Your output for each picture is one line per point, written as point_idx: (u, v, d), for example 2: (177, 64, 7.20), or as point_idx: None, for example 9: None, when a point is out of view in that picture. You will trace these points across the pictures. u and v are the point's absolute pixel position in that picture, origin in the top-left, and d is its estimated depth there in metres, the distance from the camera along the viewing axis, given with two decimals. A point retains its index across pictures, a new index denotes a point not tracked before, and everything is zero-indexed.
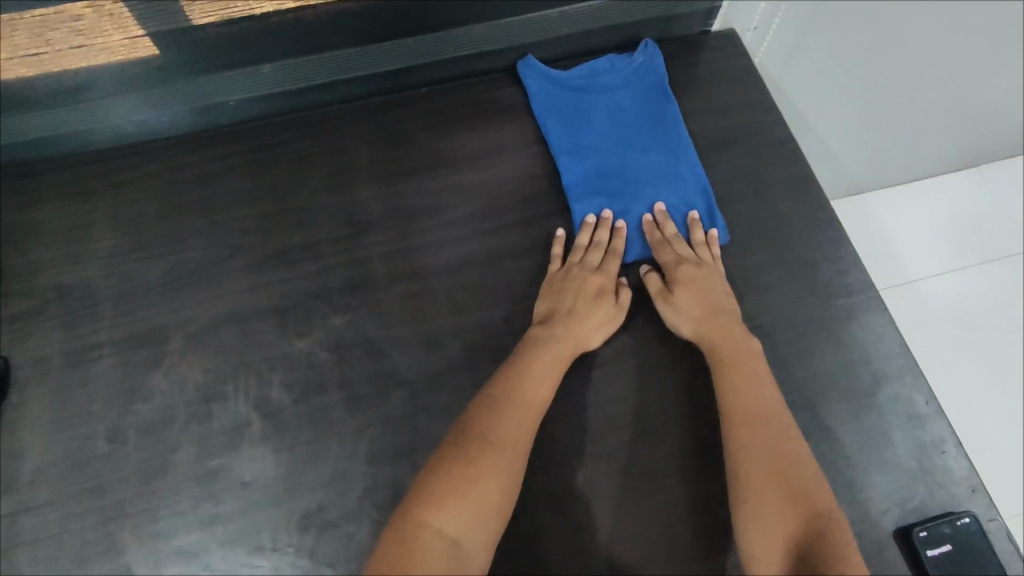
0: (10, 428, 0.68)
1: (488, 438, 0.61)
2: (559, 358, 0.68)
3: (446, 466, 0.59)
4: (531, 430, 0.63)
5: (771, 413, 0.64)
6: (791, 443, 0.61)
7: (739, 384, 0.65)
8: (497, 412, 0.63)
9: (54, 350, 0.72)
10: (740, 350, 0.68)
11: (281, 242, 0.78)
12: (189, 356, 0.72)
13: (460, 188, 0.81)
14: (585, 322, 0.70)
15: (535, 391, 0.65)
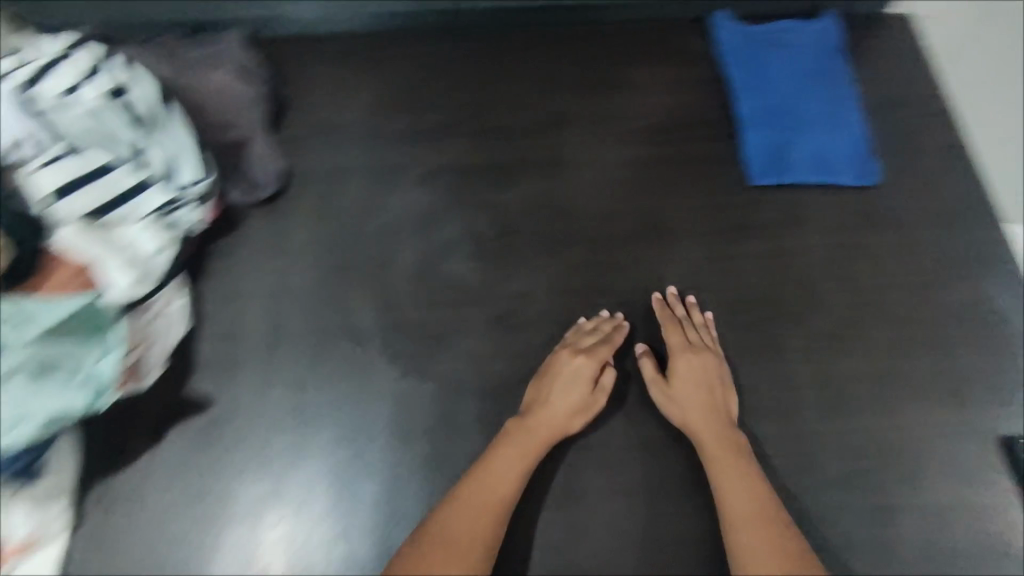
0: (285, 213, 0.88)
1: (450, 535, 0.65)
2: (526, 455, 0.71)
3: (412, 551, 0.64)
4: (507, 505, 0.69)
5: (750, 498, 0.69)
6: (769, 526, 0.67)
7: (729, 501, 0.69)
8: (452, 512, 0.67)
9: (320, 166, 0.92)
10: (723, 461, 0.71)
11: (496, 122, 0.95)
12: (419, 187, 0.90)
13: (647, 108, 0.96)
14: (563, 403, 0.74)
15: (506, 471, 0.70)
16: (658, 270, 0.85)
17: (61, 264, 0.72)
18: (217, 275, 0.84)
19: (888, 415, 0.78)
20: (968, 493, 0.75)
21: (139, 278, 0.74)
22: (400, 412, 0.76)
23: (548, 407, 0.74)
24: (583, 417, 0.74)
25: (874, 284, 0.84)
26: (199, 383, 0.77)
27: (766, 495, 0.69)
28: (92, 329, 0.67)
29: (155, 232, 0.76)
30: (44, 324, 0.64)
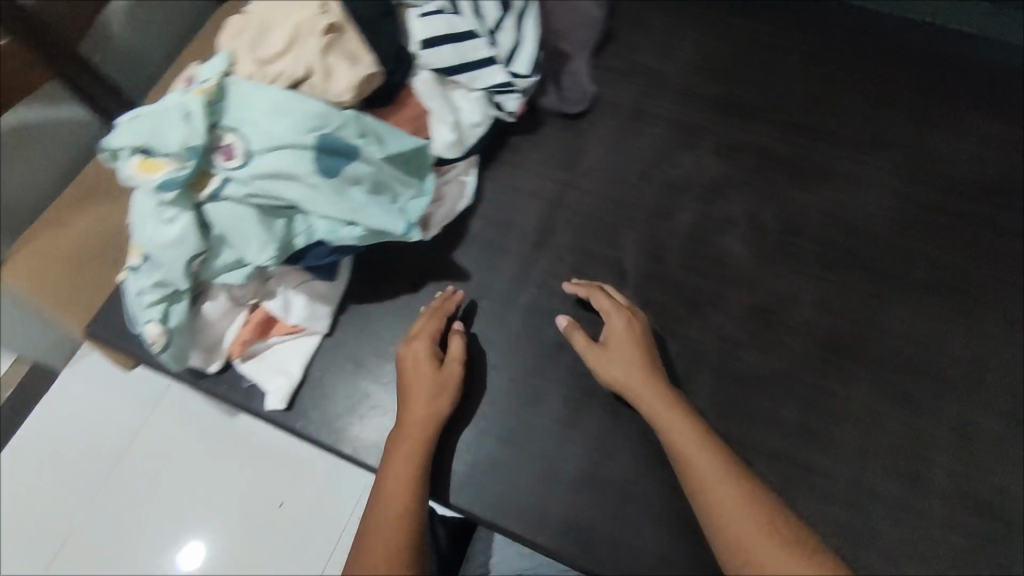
0: (582, 133, 0.90)
1: (373, 531, 0.62)
2: (417, 444, 0.68)
3: (364, 543, 0.62)
4: (416, 506, 0.64)
5: (717, 465, 0.62)
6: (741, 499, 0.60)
7: (691, 468, 0.63)
8: (371, 517, 0.64)
9: (627, 102, 0.92)
10: (700, 453, 0.63)
11: (813, 120, 0.90)
12: (716, 157, 0.88)
13: (989, 158, 0.86)
14: (418, 401, 0.70)
15: (399, 485, 0.65)
16: (945, 331, 0.77)
17: (410, 105, 0.78)
18: (507, 167, 0.88)
19: None
20: None
21: (455, 141, 0.79)
22: None
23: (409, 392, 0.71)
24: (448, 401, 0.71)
25: None
26: (465, 256, 0.82)
27: (747, 484, 0.61)
28: (415, 168, 0.74)
29: (478, 106, 0.82)
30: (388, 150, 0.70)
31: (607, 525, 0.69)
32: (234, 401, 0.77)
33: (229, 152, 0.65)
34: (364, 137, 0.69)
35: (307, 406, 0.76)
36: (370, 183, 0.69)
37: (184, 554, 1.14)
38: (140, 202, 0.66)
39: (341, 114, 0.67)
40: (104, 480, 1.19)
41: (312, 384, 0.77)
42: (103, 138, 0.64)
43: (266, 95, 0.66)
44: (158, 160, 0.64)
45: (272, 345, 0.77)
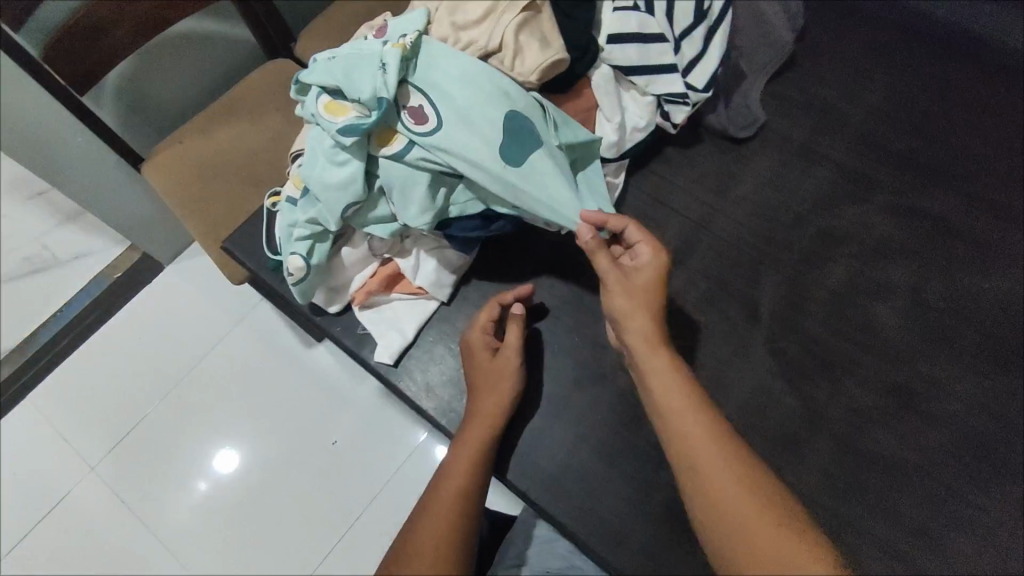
0: (743, 159, 0.85)
1: (421, 519, 0.64)
2: (484, 441, 0.69)
3: (410, 531, 0.63)
4: (465, 498, 0.65)
5: (727, 466, 0.54)
6: (753, 506, 0.52)
7: (677, 425, 0.57)
8: (423, 505, 0.66)
9: (797, 136, 0.87)
10: (722, 486, 0.53)
11: (1004, 199, 0.81)
12: (886, 215, 0.81)
13: None
14: (485, 383, 0.71)
15: (453, 475, 0.66)
16: None
17: (581, 96, 0.77)
18: (656, 178, 0.85)
19: None
20: None
21: (615, 142, 0.77)
22: (749, 405, 0.73)
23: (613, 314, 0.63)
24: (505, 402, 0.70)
25: None
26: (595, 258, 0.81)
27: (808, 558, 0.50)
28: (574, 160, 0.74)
29: (644, 111, 0.79)
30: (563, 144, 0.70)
31: (682, 565, 0.68)
32: (345, 344, 0.79)
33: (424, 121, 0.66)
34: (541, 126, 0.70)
35: (413, 367, 0.78)
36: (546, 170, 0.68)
37: (220, 457, 1.22)
38: (317, 140, 0.67)
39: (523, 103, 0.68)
40: (198, 381, 1.27)
41: (421, 348, 0.79)
42: (300, 73, 0.67)
43: (456, 62, 0.67)
44: (350, 106, 0.65)
45: (392, 302, 0.78)
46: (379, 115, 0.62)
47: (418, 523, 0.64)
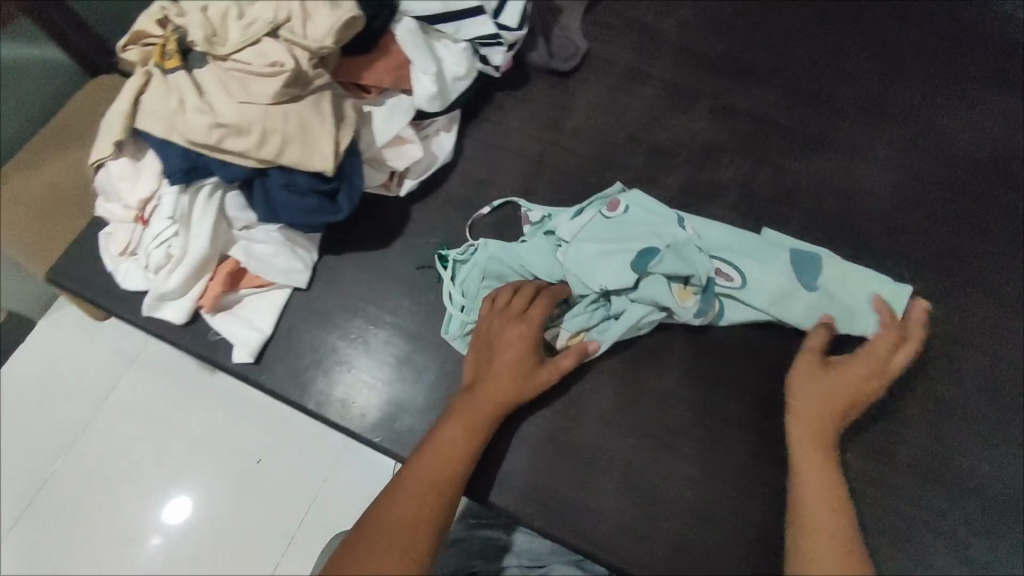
0: (570, 91, 0.87)
1: (393, 504, 0.60)
2: (472, 429, 0.66)
3: (378, 518, 0.60)
4: (455, 489, 0.63)
5: (830, 483, 0.63)
6: (829, 507, 0.61)
7: (804, 473, 0.64)
8: (398, 489, 0.62)
9: (619, 59, 0.88)
10: (818, 493, 0.62)
11: (813, 87, 0.86)
12: (710, 119, 0.84)
13: (982, 134, 0.84)
14: (508, 369, 0.67)
15: (445, 459, 0.64)
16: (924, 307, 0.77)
17: (389, 54, 0.74)
18: (490, 125, 0.86)
19: None
20: None
21: (436, 95, 0.76)
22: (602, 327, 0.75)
23: (807, 390, 0.68)
24: (515, 403, 0.67)
25: None
26: (443, 213, 0.81)
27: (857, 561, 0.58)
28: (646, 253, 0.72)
29: (461, 58, 0.78)
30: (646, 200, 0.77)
31: (561, 484, 0.71)
32: (197, 351, 0.75)
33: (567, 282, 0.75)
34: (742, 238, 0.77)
35: (275, 360, 0.75)
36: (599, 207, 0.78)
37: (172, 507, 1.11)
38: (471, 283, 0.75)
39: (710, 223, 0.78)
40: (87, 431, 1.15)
41: (280, 339, 0.76)
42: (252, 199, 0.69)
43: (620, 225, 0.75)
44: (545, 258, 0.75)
45: (242, 299, 0.76)
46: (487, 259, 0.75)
47: (391, 497, 0.61)
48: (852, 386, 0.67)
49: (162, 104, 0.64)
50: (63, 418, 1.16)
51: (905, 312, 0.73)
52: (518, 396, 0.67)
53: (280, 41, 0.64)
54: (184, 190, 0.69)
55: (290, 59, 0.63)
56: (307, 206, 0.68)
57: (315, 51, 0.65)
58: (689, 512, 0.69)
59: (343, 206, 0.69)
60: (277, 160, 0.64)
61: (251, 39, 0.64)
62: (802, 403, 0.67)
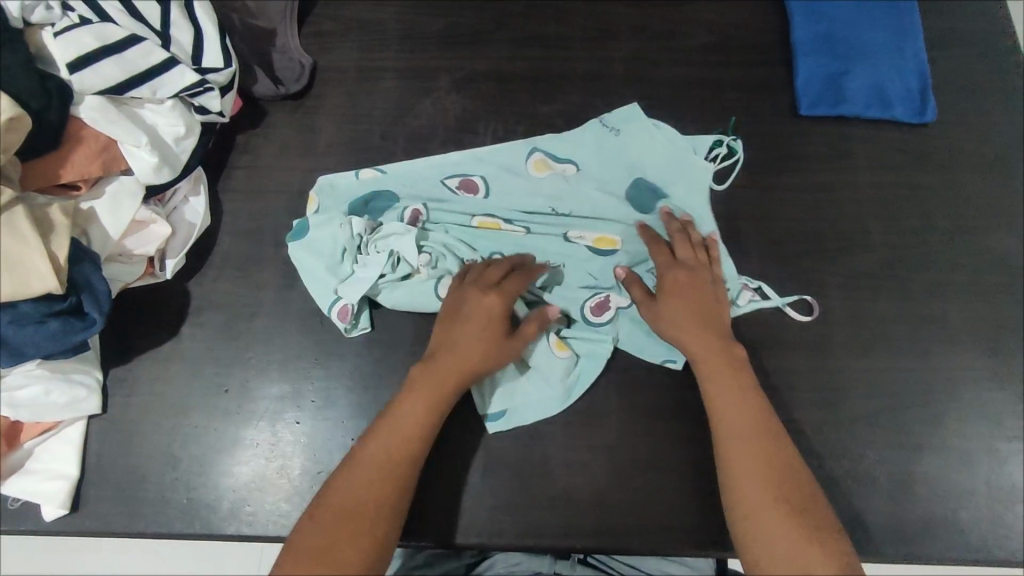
0: (310, 112, 0.84)
1: (329, 503, 0.58)
2: (408, 432, 0.63)
3: (319, 523, 0.57)
4: (392, 496, 0.60)
5: (752, 423, 0.63)
6: (776, 449, 0.61)
7: (725, 430, 0.64)
8: (334, 483, 0.60)
9: (348, 63, 0.86)
10: (721, 394, 0.65)
11: (539, 29, 0.89)
12: (454, 94, 0.85)
13: (698, 23, 0.90)
14: (473, 337, 0.67)
15: (389, 446, 0.61)
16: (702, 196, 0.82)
17: (83, 140, 0.67)
18: (242, 171, 0.81)
19: (920, 355, 0.77)
20: (986, 435, 0.75)
21: (159, 163, 0.70)
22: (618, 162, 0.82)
23: (671, 306, 0.70)
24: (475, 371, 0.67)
25: (916, 224, 0.82)
26: (223, 278, 0.76)
27: (784, 450, 0.62)
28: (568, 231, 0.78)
29: (175, 116, 0.72)
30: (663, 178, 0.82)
31: (436, 495, 0.70)
32: (2, 527, 0.67)
33: (466, 189, 0.80)
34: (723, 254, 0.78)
35: (94, 501, 0.68)
36: (595, 172, 0.82)
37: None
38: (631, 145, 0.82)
39: (693, 183, 0.81)
40: None
41: (92, 475, 0.69)
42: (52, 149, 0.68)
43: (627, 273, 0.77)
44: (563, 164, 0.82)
45: (32, 452, 0.68)
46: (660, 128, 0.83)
47: (322, 503, 0.59)
48: (701, 285, 0.71)
49: None
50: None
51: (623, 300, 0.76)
52: (446, 403, 0.65)
53: None
54: None
55: None
56: (50, 332, 0.62)
57: None
58: (556, 468, 0.71)
59: (94, 314, 0.63)
60: None
61: None
62: (687, 330, 0.68)
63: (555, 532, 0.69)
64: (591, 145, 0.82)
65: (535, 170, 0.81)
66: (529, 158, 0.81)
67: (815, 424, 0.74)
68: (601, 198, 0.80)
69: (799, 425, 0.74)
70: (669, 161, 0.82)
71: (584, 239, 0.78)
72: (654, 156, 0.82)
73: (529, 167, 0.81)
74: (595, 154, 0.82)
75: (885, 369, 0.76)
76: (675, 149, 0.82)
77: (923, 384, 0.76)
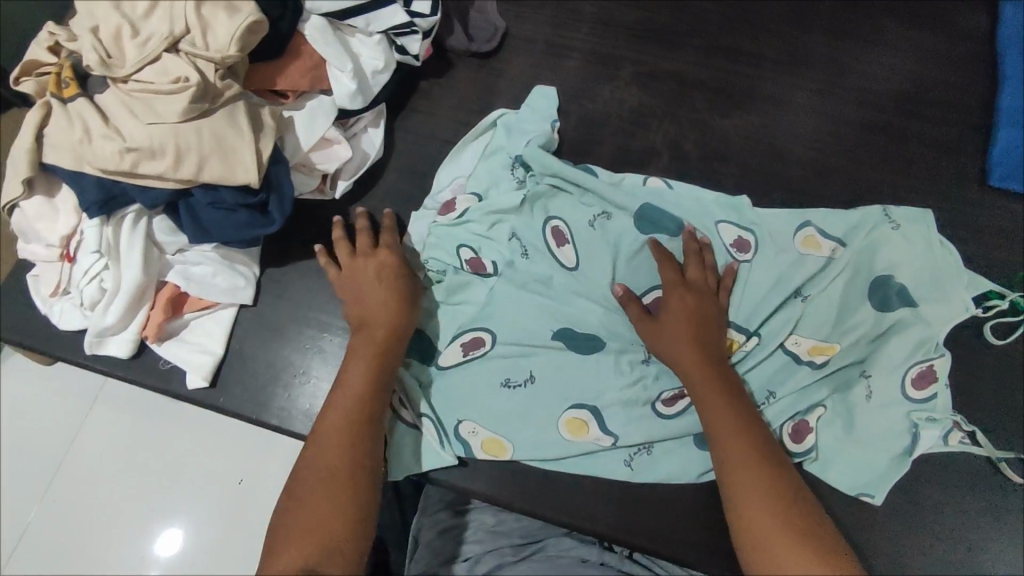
0: (493, 73, 0.86)
1: (305, 474, 0.60)
2: (369, 364, 0.65)
3: (293, 499, 0.59)
4: (361, 450, 0.61)
5: (745, 441, 0.62)
6: (762, 462, 0.61)
7: (722, 443, 0.63)
8: (308, 450, 0.62)
9: (538, 35, 0.88)
10: (736, 438, 0.62)
11: (730, 41, 0.88)
12: (632, 88, 0.86)
13: (896, 68, 0.86)
14: (385, 291, 0.69)
15: (346, 392, 0.64)
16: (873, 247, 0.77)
17: (301, 56, 0.72)
18: (419, 114, 0.84)
19: None
20: None
21: (356, 91, 0.74)
22: (848, 226, 0.78)
23: (671, 310, 0.70)
24: (377, 299, 0.69)
25: None
26: (383, 209, 0.80)
27: (770, 463, 0.61)
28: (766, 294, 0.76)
29: (378, 50, 0.76)
30: (890, 275, 0.76)
31: (537, 464, 0.73)
32: (149, 384, 0.74)
33: (736, 246, 0.78)
34: (934, 374, 0.72)
35: (231, 382, 0.73)
36: (859, 268, 0.76)
37: (162, 538, 1.02)
38: (880, 236, 0.77)
39: (947, 308, 0.74)
40: (57, 468, 1.06)
41: (233, 359, 0.74)
42: None
43: (804, 361, 0.74)
44: (811, 236, 0.78)
45: (189, 323, 0.74)
46: (928, 225, 0.78)
47: (299, 473, 0.60)
48: (705, 296, 0.71)
49: (67, 135, 0.63)
50: (33, 470, 1.06)
51: (787, 401, 0.74)
52: (385, 365, 0.66)
53: (181, 56, 0.63)
54: (106, 222, 0.68)
55: (194, 73, 0.62)
56: (238, 221, 0.68)
57: (219, 62, 0.63)
58: (656, 471, 0.72)
59: (276, 215, 0.68)
60: (198, 177, 0.63)
61: (151, 56, 0.62)
62: (680, 343, 0.68)
63: (641, 532, 0.70)
64: (863, 225, 0.78)
65: (800, 244, 0.78)
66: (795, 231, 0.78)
67: (933, 505, 0.70)
68: (806, 263, 0.77)
69: (914, 501, 0.71)
70: (936, 278, 0.75)
71: (798, 347, 0.75)
72: (924, 274, 0.75)
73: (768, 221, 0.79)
74: (866, 253, 0.77)
75: (1019, 462, 0.71)
76: (945, 267, 0.75)
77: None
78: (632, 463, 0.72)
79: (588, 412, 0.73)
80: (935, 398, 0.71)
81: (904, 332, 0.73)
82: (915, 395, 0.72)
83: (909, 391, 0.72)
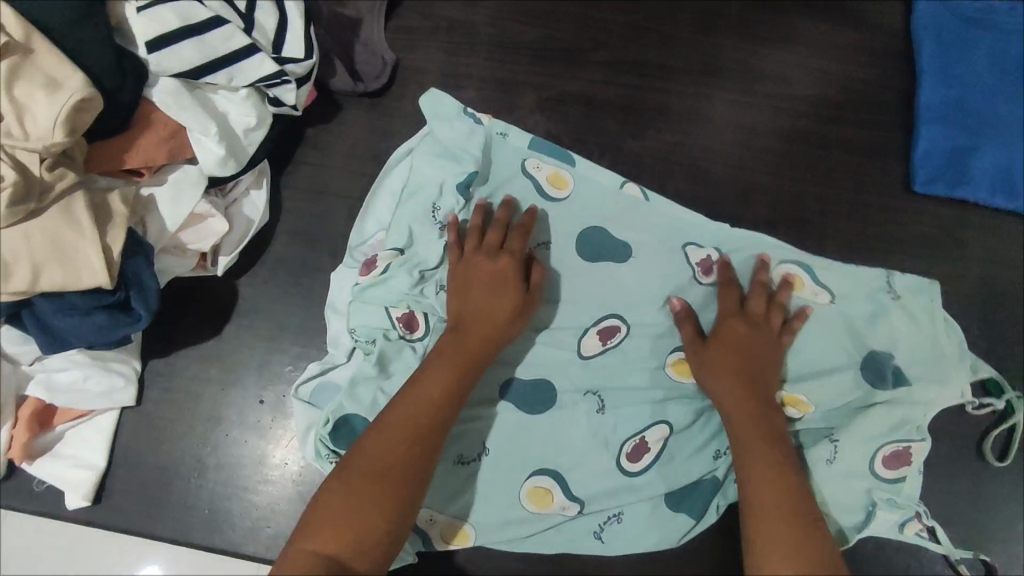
0: (385, 114, 0.79)
1: (370, 450, 0.55)
2: (461, 374, 0.61)
3: (349, 471, 0.54)
4: (424, 445, 0.56)
5: (776, 489, 0.58)
6: (789, 511, 0.56)
7: (753, 488, 0.58)
8: (379, 425, 0.57)
9: (431, 67, 0.81)
10: (768, 487, 0.58)
11: (638, 54, 0.82)
12: (538, 116, 0.80)
13: (812, 71, 0.82)
14: (484, 295, 0.64)
15: (427, 387, 0.59)
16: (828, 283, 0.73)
17: (152, 126, 0.64)
18: (307, 167, 0.77)
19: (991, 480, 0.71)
20: None
21: (226, 155, 0.66)
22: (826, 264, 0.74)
23: (717, 342, 0.66)
24: (499, 311, 0.63)
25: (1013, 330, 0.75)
26: (275, 279, 0.73)
27: (797, 514, 0.56)
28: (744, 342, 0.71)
29: (246, 105, 0.68)
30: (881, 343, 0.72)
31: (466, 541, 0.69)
32: (27, 506, 0.66)
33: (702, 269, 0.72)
34: (910, 457, 0.69)
35: (118, 496, 0.66)
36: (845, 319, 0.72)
37: None
38: (874, 300, 0.73)
39: (941, 392, 0.70)
40: None
41: (119, 471, 0.67)
42: (152, 48, 0.62)
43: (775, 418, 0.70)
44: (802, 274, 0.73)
45: (63, 435, 0.67)
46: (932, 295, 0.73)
47: (365, 447, 0.56)
48: (749, 326, 0.67)
49: None
50: None
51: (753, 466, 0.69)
52: (472, 375, 0.61)
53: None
54: None
55: (11, 171, 0.54)
56: (95, 324, 0.60)
57: (43, 151, 0.55)
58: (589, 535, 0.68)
59: (140, 312, 0.60)
60: (36, 287, 0.56)
61: None
62: (721, 377, 0.65)
63: None
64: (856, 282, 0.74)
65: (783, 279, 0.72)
66: (755, 263, 0.72)
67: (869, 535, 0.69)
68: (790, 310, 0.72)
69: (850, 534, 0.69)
70: (936, 355, 0.71)
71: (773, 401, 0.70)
72: (923, 348, 0.72)
73: (741, 252, 0.73)
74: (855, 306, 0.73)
75: (981, 566, 0.70)
76: (944, 349, 0.71)
77: (994, 514, 0.70)
78: (601, 536, 0.68)
79: (556, 485, 0.68)
80: (903, 481, 0.69)
81: (889, 409, 0.70)
82: (886, 473, 0.69)
83: (879, 469, 0.70)
